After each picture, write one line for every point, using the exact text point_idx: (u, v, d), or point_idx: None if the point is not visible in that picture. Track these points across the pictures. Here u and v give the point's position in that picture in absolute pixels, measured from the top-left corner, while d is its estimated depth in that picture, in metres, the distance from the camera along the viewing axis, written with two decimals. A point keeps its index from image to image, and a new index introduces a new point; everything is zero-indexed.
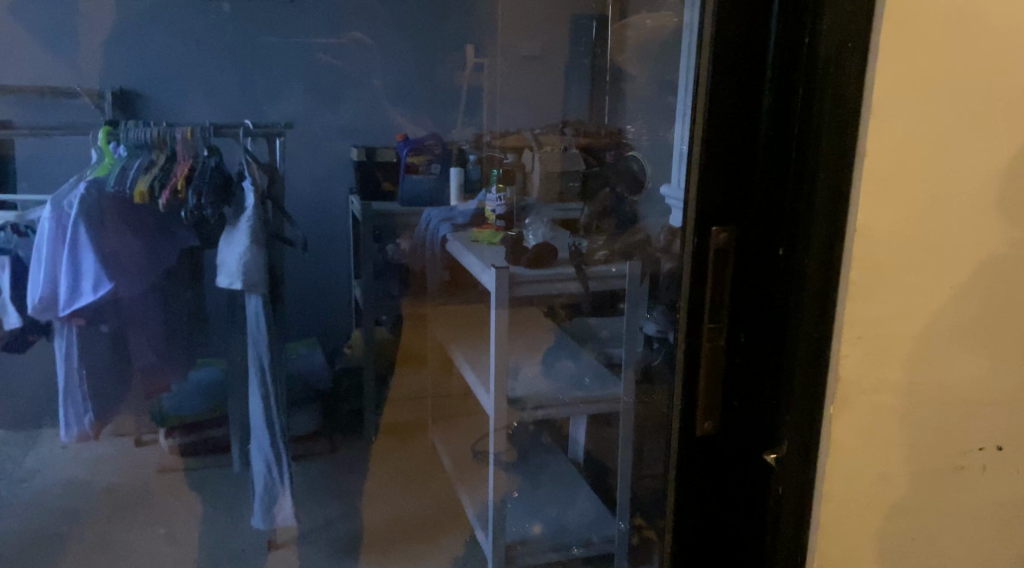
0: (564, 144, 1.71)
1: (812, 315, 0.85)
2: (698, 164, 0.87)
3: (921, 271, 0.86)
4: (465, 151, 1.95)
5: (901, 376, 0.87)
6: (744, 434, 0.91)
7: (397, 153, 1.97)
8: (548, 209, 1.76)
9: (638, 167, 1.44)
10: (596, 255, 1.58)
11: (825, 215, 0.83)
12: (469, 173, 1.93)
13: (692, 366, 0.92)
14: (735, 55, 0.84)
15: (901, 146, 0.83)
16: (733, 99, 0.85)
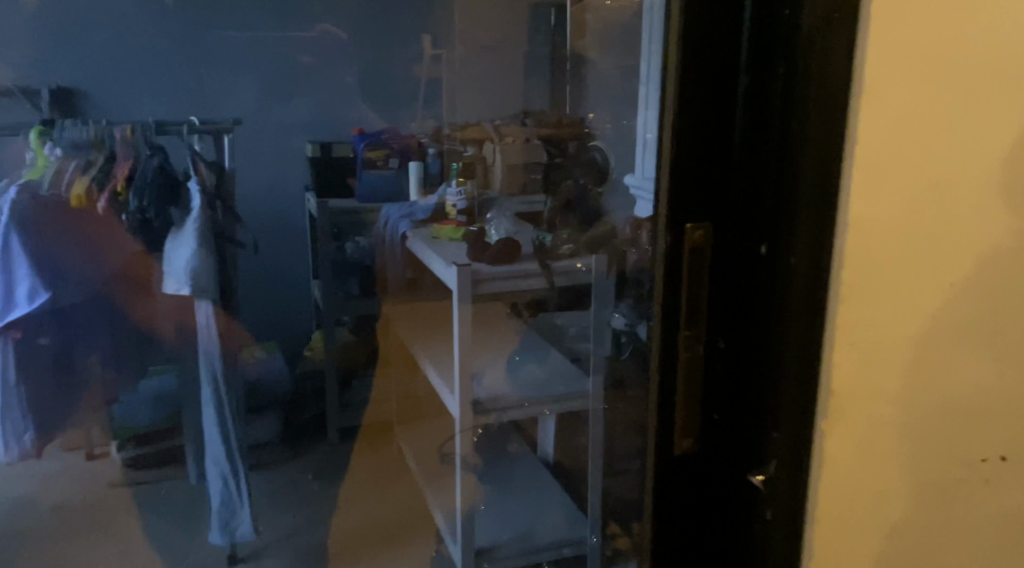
0: (533, 143, 1.48)
1: (800, 321, 0.77)
2: (668, 158, 0.79)
3: (919, 269, 0.78)
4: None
5: (898, 385, 0.80)
6: (725, 451, 0.83)
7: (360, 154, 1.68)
8: (511, 202, 1.63)
9: (598, 159, 1.32)
10: (558, 252, 1.46)
11: (814, 210, 0.75)
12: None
13: (669, 378, 0.85)
14: (707, 25, 0.75)
15: (893, 129, 0.76)
16: (704, 77, 0.76)
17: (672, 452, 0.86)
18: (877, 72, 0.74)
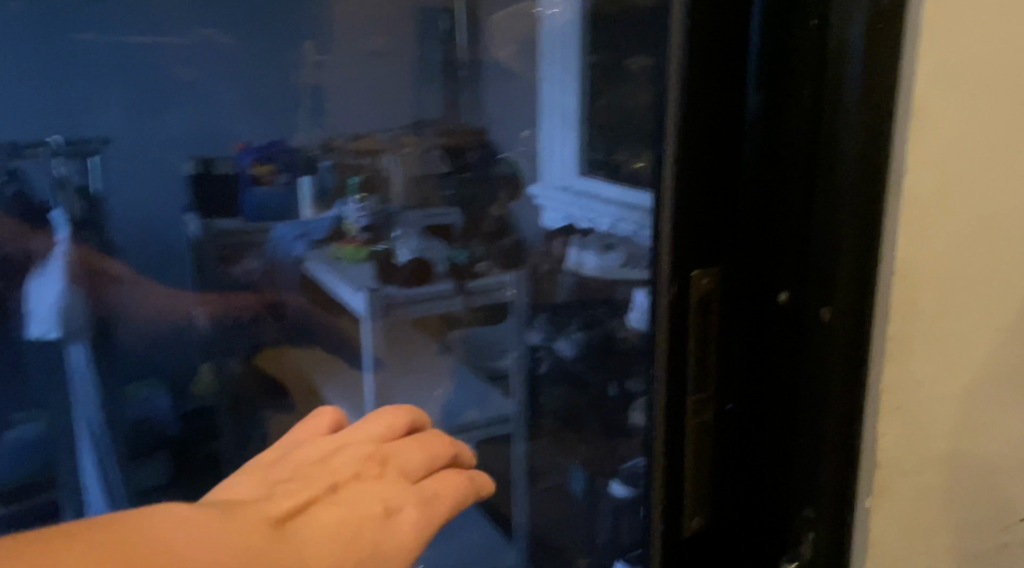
0: (426, 144, 1.22)
1: (839, 383, 0.66)
2: (670, 196, 0.70)
3: (967, 315, 0.68)
4: (316, 157, 1.18)
5: (943, 448, 0.70)
6: (741, 526, 0.75)
7: (235, 165, 1.13)
8: (418, 214, 1.25)
9: (508, 169, 1.23)
10: (475, 267, 1.28)
11: (854, 254, 0.64)
12: (322, 178, 1.19)
13: (677, 446, 0.74)
14: (715, 53, 0.67)
15: (941, 160, 0.63)
16: (710, 112, 0.68)
17: (684, 528, 0.76)
18: (927, 95, 0.61)
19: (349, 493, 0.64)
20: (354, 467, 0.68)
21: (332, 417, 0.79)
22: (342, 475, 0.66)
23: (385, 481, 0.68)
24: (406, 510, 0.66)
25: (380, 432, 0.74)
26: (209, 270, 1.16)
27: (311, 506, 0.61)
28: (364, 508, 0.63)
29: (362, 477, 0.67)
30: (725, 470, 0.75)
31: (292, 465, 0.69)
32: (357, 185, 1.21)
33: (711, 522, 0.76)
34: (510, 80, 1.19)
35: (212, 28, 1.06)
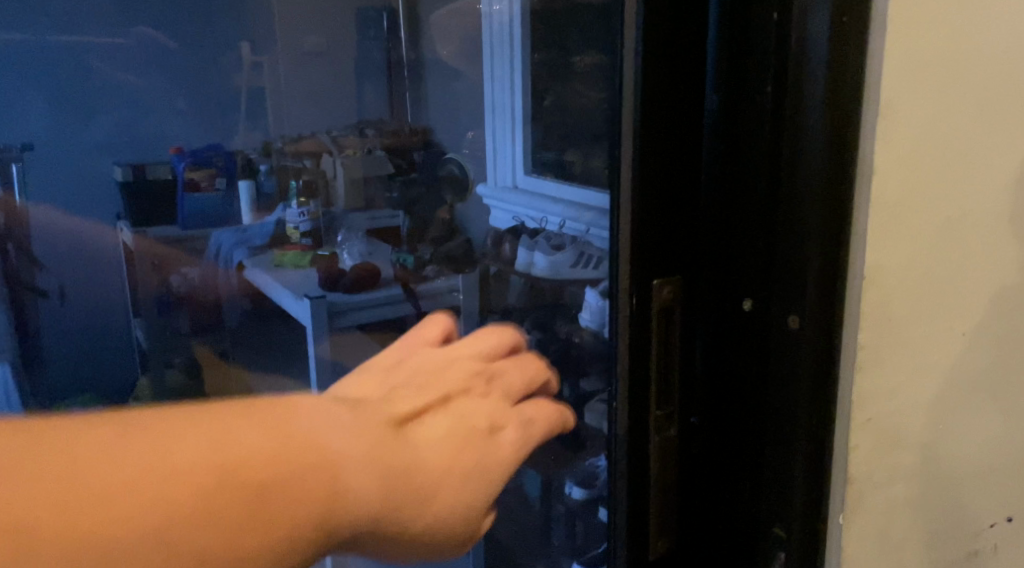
0: (368, 146, 1.40)
1: (809, 396, 0.63)
2: (629, 204, 0.67)
3: (935, 320, 0.65)
4: (252, 160, 1.40)
5: (913, 458, 0.67)
6: (711, 545, 0.72)
7: (169, 171, 1.29)
8: (359, 218, 1.42)
9: (457, 171, 1.27)
10: (424, 272, 1.29)
11: (823, 259, 0.60)
12: (262, 185, 1.39)
13: (641, 466, 0.70)
14: (672, 49, 0.64)
15: (909, 162, 0.60)
16: (668, 112, 0.65)
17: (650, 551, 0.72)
18: (896, 93, 0.58)
19: (456, 406, 0.55)
20: (461, 381, 0.57)
21: (440, 329, 0.66)
22: (450, 385, 0.56)
23: (492, 400, 0.58)
24: (510, 427, 0.56)
25: (489, 345, 0.63)
26: (142, 273, 1.28)
27: (420, 418, 0.52)
28: (472, 418, 0.54)
29: (470, 394, 0.57)
30: (690, 485, 0.72)
31: (401, 372, 0.58)
32: (296, 189, 1.42)
33: (678, 541, 0.73)
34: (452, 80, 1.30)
35: (153, 28, 1.25)
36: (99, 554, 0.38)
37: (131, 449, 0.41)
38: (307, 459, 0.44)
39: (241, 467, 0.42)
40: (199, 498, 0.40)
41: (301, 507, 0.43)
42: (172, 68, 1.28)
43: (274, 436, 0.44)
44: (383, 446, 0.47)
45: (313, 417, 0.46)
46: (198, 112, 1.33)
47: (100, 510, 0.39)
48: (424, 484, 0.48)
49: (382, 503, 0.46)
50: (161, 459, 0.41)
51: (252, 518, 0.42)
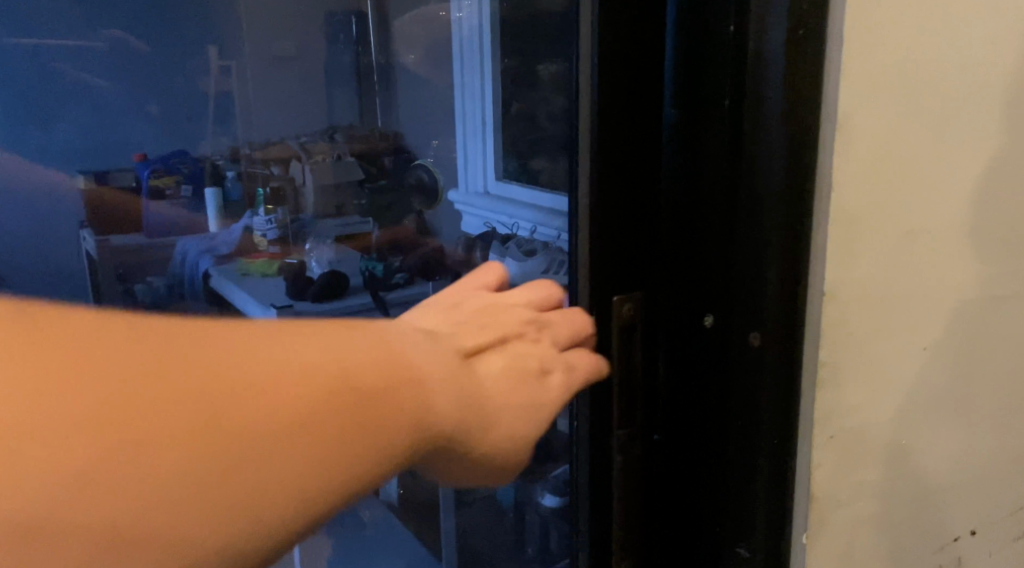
0: (339, 152, 1.40)
1: (770, 413, 0.62)
2: (588, 219, 0.66)
3: (897, 335, 0.65)
4: (218, 167, 1.42)
5: (876, 475, 0.66)
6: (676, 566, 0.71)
7: (133, 177, 1.31)
8: (329, 226, 1.40)
9: (427, 178, 1.24)
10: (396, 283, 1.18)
11: (783, 274, 0.59)
12: (229, 191, 1.40)
13: (604, 485, 0.69)
14: (629, 63, 0.63)
15: (869, 176, 0.59)
16: (626, 127, 0.64)
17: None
18: (856, 105, 0.57)
19: (514, 348, 0.54)
20: (519, 324, 0.55)
21: (497, 274, 0.62)
22: (507, 327, 0.54)
23: (543, 346, 0.56)
24: (558, 373, 0.55)
25: (548, 292, 0.60)
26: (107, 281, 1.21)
27: (483, 350, 0.52)
28: (530, 358, 0.54)
29: (526, 338, 0.55)
30: (654, 505, 0.71)
31: (462, 309, 0.55)
32: (262, 197, 1.44)
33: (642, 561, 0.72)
34: (422, 86, 1.31)
35: (124, 32, 1.27)
36: (227, 461, 0.38)
37: (215, 354, 0.39)
38: (399, 375, 0.44)
39: (349, 380, 0.42)
40: (313, 410, 0.40)
41: (400, 421, 0.43)
42: (135, 72, 1.31)
43: (372, 352, 0.44)
44: (458, 374, 0.47)
45: (399, 339, 0.46)
46: (167, 119, 1.37)
47: (226, 419, 0.38)
48: (487, 411, 0.48)
49: (460, 423, 0.46)
50: (276, 369, 0.40)
51: (350, 429, 0.41)
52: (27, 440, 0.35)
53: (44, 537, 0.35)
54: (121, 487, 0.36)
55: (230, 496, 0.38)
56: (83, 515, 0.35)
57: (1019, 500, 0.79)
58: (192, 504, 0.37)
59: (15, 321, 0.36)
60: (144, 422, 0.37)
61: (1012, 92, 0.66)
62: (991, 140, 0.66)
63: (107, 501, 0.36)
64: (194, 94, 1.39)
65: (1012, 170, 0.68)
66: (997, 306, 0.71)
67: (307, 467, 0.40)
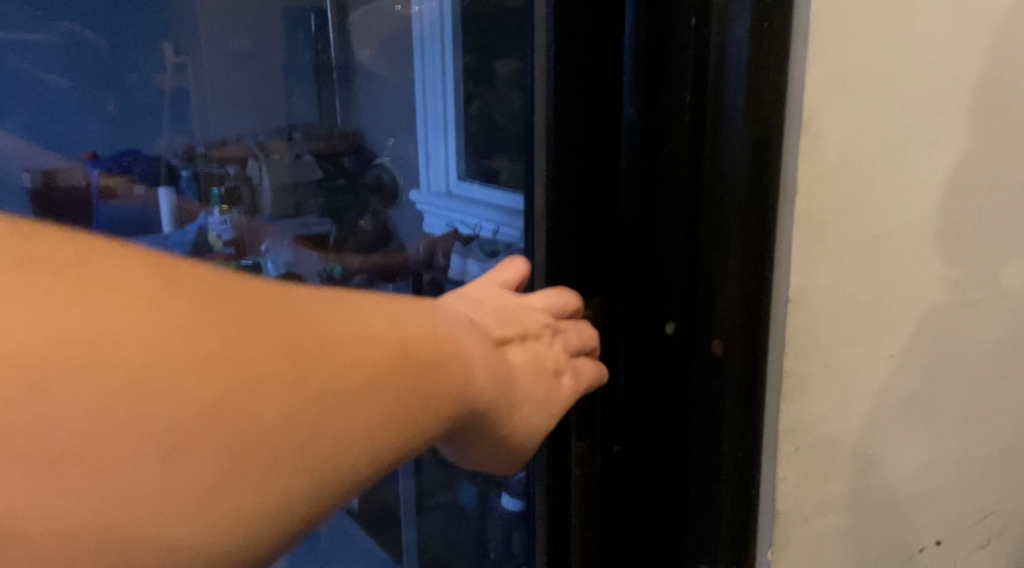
0: (295, 150, 1.07)
1: (733, 426, 0.59)
2: (545, 224, 0.67)
3: (863, 342, 0.62)
4: (175, 164, 1.01)
5: (842, 487, 0.64)
6: None
7: (84, 177, 0.96)
8: (289, 225, 1.07)
9: (386, 178, 1.08)
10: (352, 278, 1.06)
11: (746, 281, 0.57)
12: (184, 190, 1.01)
13: (562, 488, 0.70)
14: (584, 71, 0.63)
15: (834, 178, 0.57)
16: (583, 133, 0.64)
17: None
18: (822, 102, 0.54)
19: (531, 345, 0.55)
20: (539, 323, 0.56)
21: (519, 272, 0.61)
22: (529, 325, 0.55)
23: (557, 350, 0.57)
24: (568, 375, 0.57)
25: (565, 298, 0.61)
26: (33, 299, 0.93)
27: (506, 342, 0.53)
28: (545, 357, 0.55)
29: (542, 338, 0.56)
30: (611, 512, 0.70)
31: (487, 304, 0.56)
32: (218, 199, 1.04)
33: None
34: (378, 82, 1.07)
35: (76, 24, 0.94)
36: (315, 415, 0.38)
37: (328, 307, 0.41)
38: (452, 349, 0.44)
39: (412, 346, 0.42)
40: (387, 369, 0.40)
41: (453, 392, 0.44)
42: (95, 71, 0.95)
43: (429, 327, 0.44)
44: (494, 358, 0.48)
45: (446, 318, 0.47)
46: (121, 119, 0.97)
47: (318, 370, 0.38)
48: (515, 393, 0.50)
49: (495, 400, 0.47)
50: (354, 329, 0.40)
51: (421, 389, 0.42)
52: (147, 378, 0.34)
53: (159, 473, 0.34)
54: (230, 429, 0.35)
55: (317, 446, 0.38)
56: (195, 453, 0.35)
57: (987, 508, 0.78)
58: (287, 448, 0.37)
59: (132, 264, 0.36)
60: (252, 365, 0.36)
61: (982, 91, 0.64)
62: (960, 141, 0.64)
63: (217, 442, 0.35)
64: (150, 93, 0.98)
65: (980, 172, 0.67)
66: (963, 312, 0.69)
67: (384, 422, 0.40)
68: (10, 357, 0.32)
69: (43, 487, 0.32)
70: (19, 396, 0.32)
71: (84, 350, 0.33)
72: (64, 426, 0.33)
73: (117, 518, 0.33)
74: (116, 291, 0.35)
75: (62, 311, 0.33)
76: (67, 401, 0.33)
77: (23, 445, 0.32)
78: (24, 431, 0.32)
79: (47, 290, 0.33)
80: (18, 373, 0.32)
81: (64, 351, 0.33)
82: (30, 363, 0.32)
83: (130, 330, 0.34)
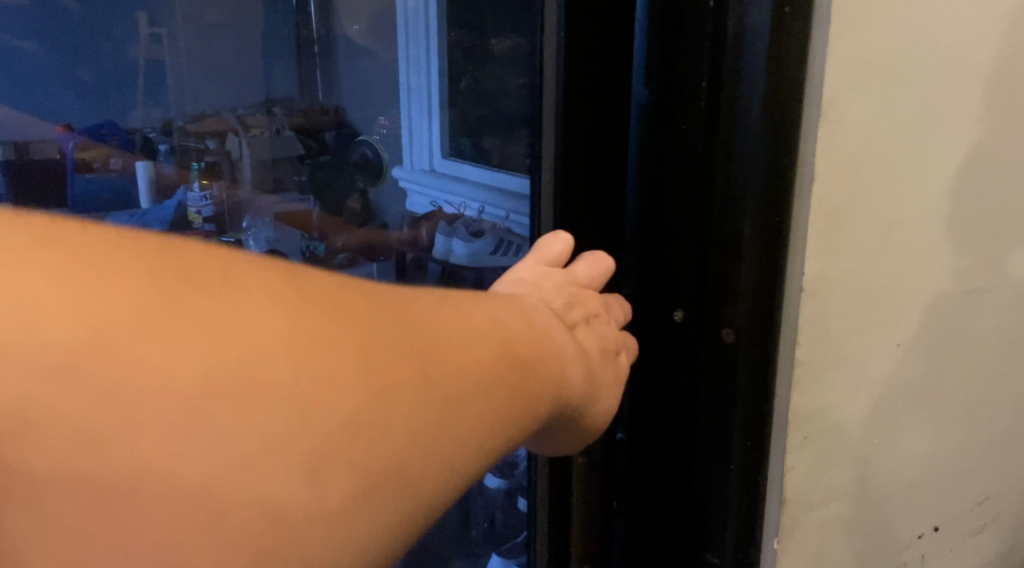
0: (275, 124, 0.97)
1: (744, 415, 0.59)
2: (553, 202, 0.65)
3: (873, 330, 0.62)
4: (153, 139, 0.89)
5: (848, 475, 0.64)
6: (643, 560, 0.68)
7: (59, 151, 0.81)
8: (269, 200, 0.98)
9: (370, 154, 1.01)
10: (337, 258, 0.97)
11: (758, 268, 0.56)
12: (161, 167, 0.89)
13: (563, 476, 0.67)
14: (594, 54, 0.61)
15: (850, 167, 0.56)
16: (595, 114, 0.62)
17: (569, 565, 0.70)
18: (844, 90, 0.53)
19: (594, 326, 0.52)
20: (595, 302, 0.54)
21: (566, 245, 0.57)
22: (588, 301, 0.53)
23: (612, 327, 0.54)
24: (624, 353, 0.55)
25: (608, 265, 0.58)
26: None
27: (575, 324, 0.50)
28: (606, 336, 0.53)
29: (601, 318, 0.54)
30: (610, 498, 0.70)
31: (547, 284, 0.53)
32: (198, 173, 0.93)
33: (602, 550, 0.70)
34: (362, 58, 1.02)
35: None
36: (437, 418, 0.35)
37: (435, 314, 0.38)
38: (547, 345, 0.42)
39: (513, 346, 0.40)
40: (494, 370, 0.38)
41: (548, 392, 0.41)
42: (65, 36, 0.82)
43: (525, 322, 0.43)
44: (580, 349, 0.46)
45: (532, 312, 0.44)
46: (103, 95, 0.85)
47: (437, 375, 0.36)
48: (600, 389, 0.48)
49: (585, 394, 0.46)
50: (461, 330, 0.38)
51: (524, 391, 0.39)
52: (298, 395, 0.31)
53: (310, 493, 0.31)
54: (373, 446, 0.33)
55: (439, 455, 0.35)
56: (340, 470, 0.32)
57: (983, 492, 0.78)
58: (414, 460, 0.34)
59: (273, 274, 0.33)
60: (386, 378, 0.34)
61: (994, 78, 0.63)
62: (972, 129, 0.63)
63: (358, 456, 0.33)
64: (124, 66, 0.85)
65: (989, 159, 0.66)
66: (967, 301, 0.69)
67: (495, 426, 0.38)
68: (149, 380, 0.29)
69: (202, 520, 0.30)
70: (176, 425, 0.30)
71: (241, 369, 0.31)
72: (221, 451, 0.30)
73: (270, 543, 0.31)
74: (268, 305, 0.32)
75: (217, 330, 0.31)
76: (215, 433, 0.30)
77: (179, 477, 0.29)
78: (181, 462, 0.29)
79: (200, 307, 0.30)
80: (166, 395, 0.29)
81: (220, 375, 0.30)
82: (188, 392, 0.30)
83: (283, 348, 0.32)
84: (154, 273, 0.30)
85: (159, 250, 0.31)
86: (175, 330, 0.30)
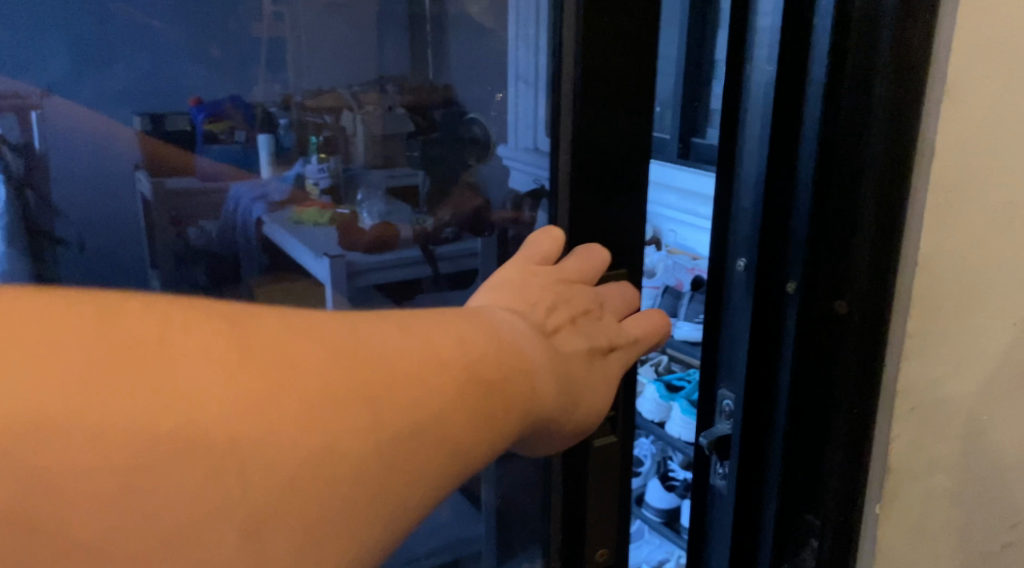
0: (388, 101, 0.75)
1: (852, 379, 0.62)
2: (565, 181, 0.62)
3: (984, 309, 0.63)
4: (274, 113, 0.72)
5: (955, 448, 0.66)
6: (723, 529, 0.70)
7: (189, 122, 0.69)
8: (381, 174, 0.78)
9: (478, 133, 0.75)
10: (443, 233, 0.79)
11: (872, 240, 0.59)
12: (279, 140, 0.73)
13: (576, 470, 0.68)
14: (619, 40, 0.60)
15: (972, 140, 0.58)
16: (625, 99, 0.61)
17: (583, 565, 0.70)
18: (961, 67, 0.56)
19: (581, 325, 0.53)
20: (585, 298, 0.55)
21: (557, 241, 0.58)
22: (579, 299, 0.55)
23: (609, 320, 0.56)
24: (624, 347, 0.56)
25: (602, 259, 0.60)
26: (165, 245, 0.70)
27: (557, 329, 0.50)
28: (599, 333, 0.54)
29: (591, 314, 0.55)
30: (624, 492, 0.71)
31: (533, 284, 0.53)
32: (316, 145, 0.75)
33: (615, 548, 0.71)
34: (485, 36, 0.72)
35: None
36: (388, 456, 0.37)
37: (383, 335, 0.39)
38: (517, 362, 0.43)
39: (478, 370, 0.41)
40: (455, 399, 0.39)
41: (522, 410, 0.43)
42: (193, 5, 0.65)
43: (492, 340, 0.43)
44: (556, 356, 0.47)
45: (504, 327, 0.45)
46: (222, 68, 0.68)
47: (389, 417, 0.37)
48: (580, 390, 0.49)
49: (562, 407, 0.47)
50: (424, 356, 0.39)
51: (489, 415, 0.41)
52: (234, 458, 0.33)
53: (244, 552, 0.34)
54: (316, 499, 0.35)
55: (389, 493, 0.37)
56: (279, 530, 0.34)
57: None
58: (363, 500, 0.36)
59: (209, 333, 0.35)
60: (331, 424, 0.35)
61: None
62: None
63: (301, 512, 0.35)
64: None
65: None
66: None
67: (457, 458, 0.39)
68: (75, 467, 0.31)
69: None
70: (109, 507, 0.32)
71: (176, 444, 0.33)
72: (152, 523, 0.32)
73: None
74: (205, 367, 0.34)
75: (152, 402, 0.33)
76: (150, 501, 0.32)
77: (109, 552, 0.32)
78: (108, 538, 0.32)
79: (136, 382, 0.33)
80: (105, 477, 0.32)
81: (158, 447, 0.32)
82: (117, 466, 0.32)
83: (214, 410, 0.33)
84: (86, 349, 0.32)
85: (83, 321, 0.33)
86: (107, 403, 0.32)
